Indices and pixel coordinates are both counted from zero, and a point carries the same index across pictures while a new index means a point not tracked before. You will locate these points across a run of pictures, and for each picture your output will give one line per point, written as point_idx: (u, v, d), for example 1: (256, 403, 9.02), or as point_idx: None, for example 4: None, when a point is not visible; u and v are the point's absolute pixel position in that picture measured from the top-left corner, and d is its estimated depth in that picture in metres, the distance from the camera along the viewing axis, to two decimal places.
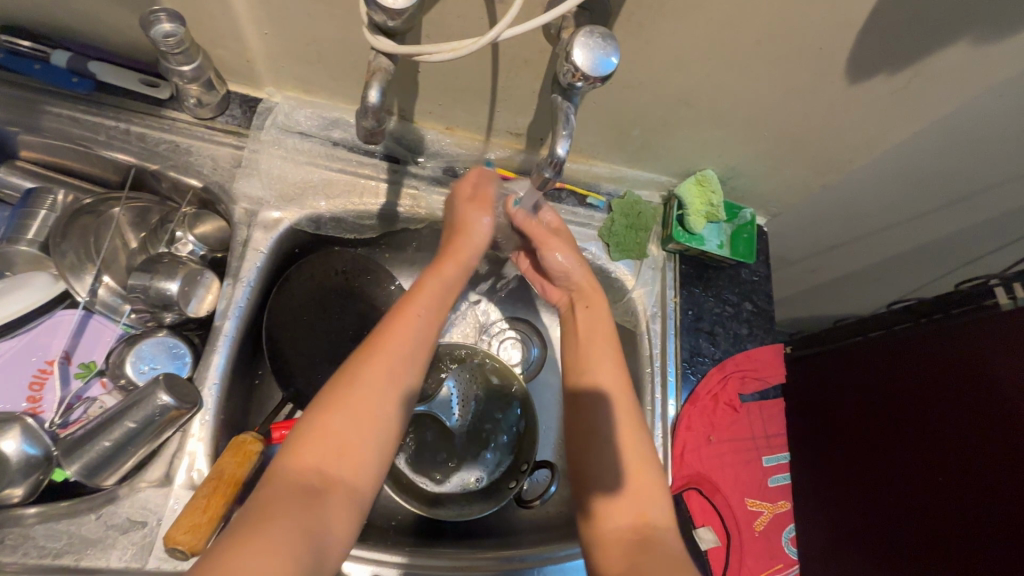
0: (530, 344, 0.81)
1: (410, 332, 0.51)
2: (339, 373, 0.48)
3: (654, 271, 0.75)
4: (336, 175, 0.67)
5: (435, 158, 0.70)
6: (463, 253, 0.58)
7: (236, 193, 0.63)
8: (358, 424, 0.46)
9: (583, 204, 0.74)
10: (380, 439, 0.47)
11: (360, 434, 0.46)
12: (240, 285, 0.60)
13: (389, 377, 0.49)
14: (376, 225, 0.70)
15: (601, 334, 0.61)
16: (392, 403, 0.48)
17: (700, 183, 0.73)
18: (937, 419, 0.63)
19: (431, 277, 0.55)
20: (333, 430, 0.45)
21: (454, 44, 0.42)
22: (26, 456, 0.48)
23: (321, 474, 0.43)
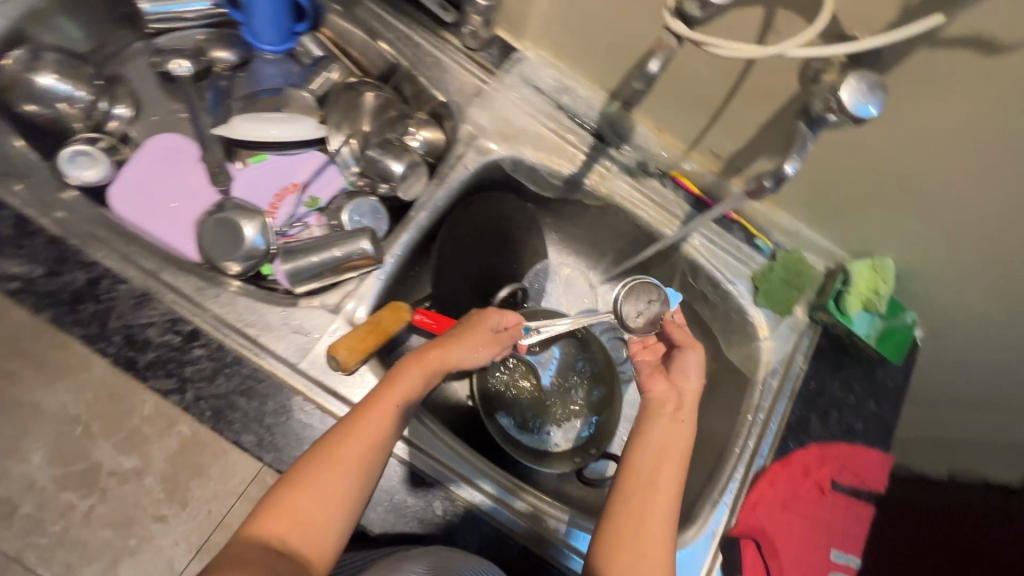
0: None
1: (395, 415, 0.53)
2: (320, 445, 0.51)
3: (791, 331, 0.75)
4: (547, 132, 0.74)
5: (635, 150, 0.75)
6: (446, 355, 0.59)
7: (468, 115, 0.73)
8: (332, 486, 0.49)
9: (748, 242, 0.77)
10: (346, 511, 0.50)
11: (328, 510, 0.49)
12: (442, 189, 0.70)
13: (365, 458, 0.50)
14: (559, 187, 0.77)
15: (668, 472, 0.54)
16: (355, 481, 0.50)
17: (874, 269, 0.72)
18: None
19: (408, 368, 0.56)
20: (302, 506, 0.48)
21: (739, 45, 0.46)
22: (252, 245, 0.60)
23: (281, 546, 0.46)
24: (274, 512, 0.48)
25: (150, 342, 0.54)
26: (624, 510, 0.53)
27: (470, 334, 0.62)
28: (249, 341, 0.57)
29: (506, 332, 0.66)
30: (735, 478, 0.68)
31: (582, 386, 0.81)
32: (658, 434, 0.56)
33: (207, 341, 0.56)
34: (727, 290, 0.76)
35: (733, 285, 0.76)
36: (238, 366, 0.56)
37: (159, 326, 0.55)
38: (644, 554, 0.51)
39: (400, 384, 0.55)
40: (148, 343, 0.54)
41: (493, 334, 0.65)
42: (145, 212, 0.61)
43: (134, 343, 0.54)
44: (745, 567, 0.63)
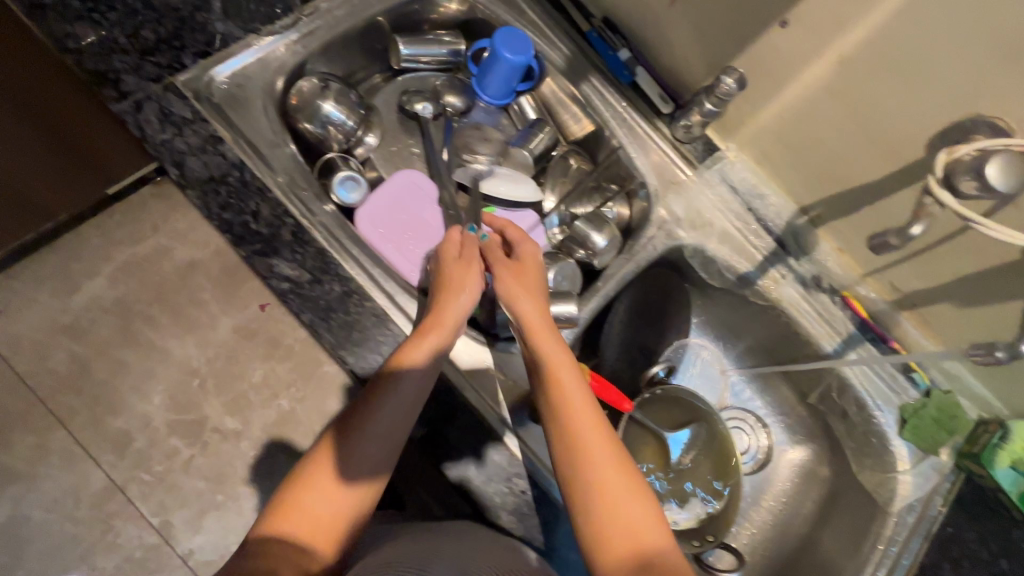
0: (754, 450, 0.89)
1: (397, 403, 0.56)
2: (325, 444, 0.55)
3: (934, 471, 0.76)
4: (732, 230, 0.79)
5: (812, 263, 0.78)
6: (444, 318, 0.58)
7: (664, 200, 0.78)
8: (339, 483, 0.53)
9: (905, 374, 0.78)
10: (351, 504, 0.53)
11: (332, 503, 0.53)
12: (631, 264, 0.75)
13: (360, 449, 0.54)
14: (729, 280, 0.81)
15: (600, 455, 0.54)
16: (358, 476, 0.54)
17: None
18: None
19: (413, 347, 0.57)
20: (312, 505, 0.52)
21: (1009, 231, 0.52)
22: None
23: (296, 542, 0.50)
24: (285, 515, 0.51)
25: None
26: (587, 486, 0.54)
27: (450, 280, 0.61)
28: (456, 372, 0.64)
29: (468, 251, 0.64)
30: None
31: (708, 470, 0.83)
32: (568, 430, 0.56)
33: None
34: (874, 415, 0.78)
35: (881, 413, 0.77)
36: None
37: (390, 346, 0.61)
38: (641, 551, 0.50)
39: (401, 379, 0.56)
40: None
41: (510, 265, 0.63)
42: (382, 237, 0.68)
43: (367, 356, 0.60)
44: None
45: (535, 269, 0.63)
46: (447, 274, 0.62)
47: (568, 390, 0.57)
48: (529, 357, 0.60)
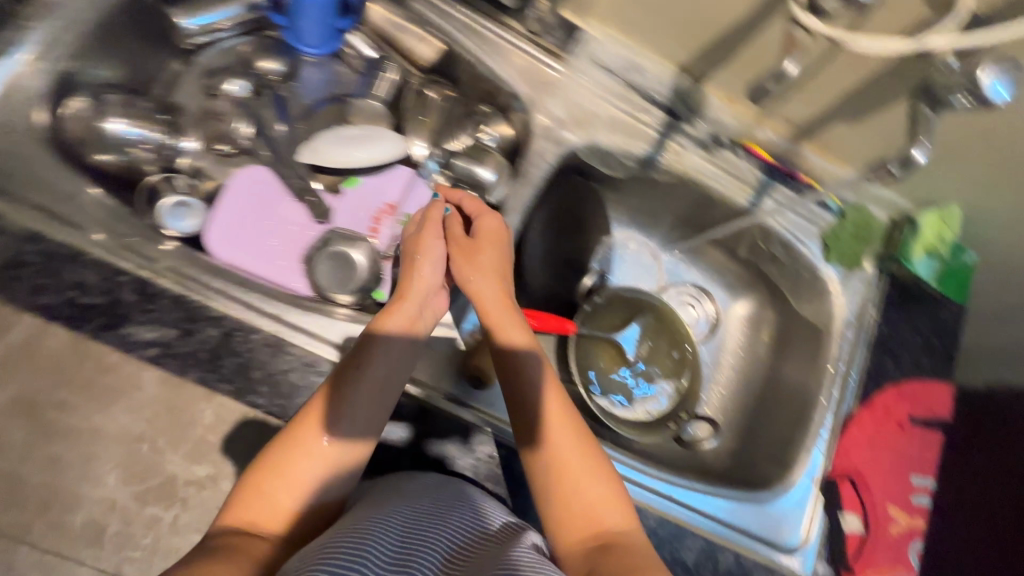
0: (703, 319, 0.91)
1: (360, 391, 0.52)
2: (285, 436, 0.51)
3: (862, 284, 0.79)
4: (620, 114, 0.73)
5: (708, 123, 0.75)
6: (410, 285, 0.58)
7: (540, 106, 0.71)
8: (297, 461, 0.50)
9: (819, 202, 0.78)
10: (315, 483, 0.50)
11: (290, 505, 0.49)
12: (529, 189, 0.70)
13: (323, 450, 0.50)
14: (632, 167, 0.77)
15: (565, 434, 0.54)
16: (313, 455, 0.50)
17: (940, 217, 0.75)
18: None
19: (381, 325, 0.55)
20: (257, 504, 0.48)
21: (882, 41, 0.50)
22: (364, 272, 0.60)
23: (249, 525, 0.47)
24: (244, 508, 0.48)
25: (296, 388, 0.56)
26: (556, 464, 0.53)
27: (420, 245, 0.59)
28: None
29: (431, 217, 0.61)
30: (823, 426, 0.75)
31: (666, 353, 0.85)
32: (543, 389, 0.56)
33: None
34: (799, 251, 0.80)
35: (805, 246, 0.79)
36: None
37: (301, 371, 0.56)
38: (571, 508, 0.51)
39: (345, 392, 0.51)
40: (294, 389, 0.56)
41: (462, 241, 0.59)
42: (249, 251, 0.59)
43: (280, 390, 0.55)
44: (843, 503, 0.71)
45: (495, 255, 0.59)
46: (411, 242, 0.60)
47: (525, 352, 0.57)
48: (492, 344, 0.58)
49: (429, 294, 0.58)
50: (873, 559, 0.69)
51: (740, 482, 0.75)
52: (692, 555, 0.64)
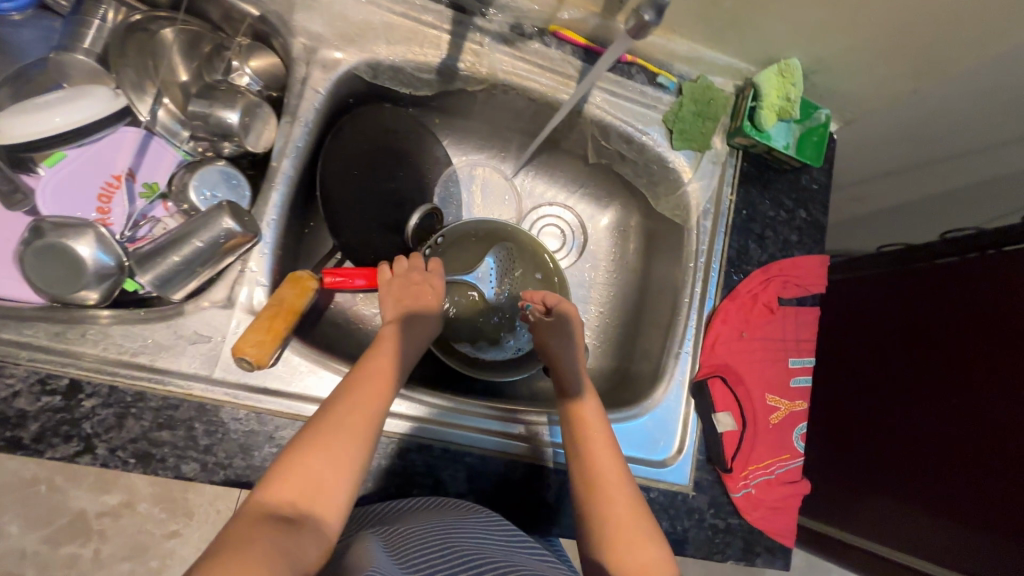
0: (571, 238, 0.84)
1: (384, 375, 0.52)
2: (331, 406, 0.48)
3: (715, 165, 0.72)
4: (397, 20, 0.62)
5: (504, 11, 0.64)
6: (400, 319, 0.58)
7: (294, 25, 0.59)
8: (345, 444, 0.46)
9: (652, 83, 0.70)
10: (359, 463, 0.46)
11: (347, 469, 0.45)
12: (299, 124, 0.59)
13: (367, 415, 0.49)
14: (434, 81, 0.67)
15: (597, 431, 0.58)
16: (364, 438, 0.47)
17: (781, 74, 0.67)
18: (915, 394, 0.74)
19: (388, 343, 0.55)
20: (315, 468, 0.44)
21: None
22: (100, 263, 0.50)
23: (295, 506, 0.42)
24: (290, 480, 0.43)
25: (27, 413, 0.47)
26: (602, 459, 0.56)
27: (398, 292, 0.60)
28: (143, 370, 0.50)
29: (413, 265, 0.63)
30: (690, 326, 0.69)
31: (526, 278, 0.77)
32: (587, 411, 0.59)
33: (93, 389, 0.48)
34: (642, 141, 0.71)
35: (647, 135, 0.71)
36: (143, 402, 0.49)
37: (28, 393, 0.47)
38: (617, 493, 0.54)
39: (389, 364, 0.53)
40: (25, 415, 0.47)
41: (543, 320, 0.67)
42: None
43: (5, 419, 0.46)
44: (717, 403, 0.66)
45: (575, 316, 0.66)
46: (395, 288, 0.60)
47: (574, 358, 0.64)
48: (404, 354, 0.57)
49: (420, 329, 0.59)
50: (756, 452, 0.66)
51: (615, 403, 0.70)
52: (553, 491, 0.60)
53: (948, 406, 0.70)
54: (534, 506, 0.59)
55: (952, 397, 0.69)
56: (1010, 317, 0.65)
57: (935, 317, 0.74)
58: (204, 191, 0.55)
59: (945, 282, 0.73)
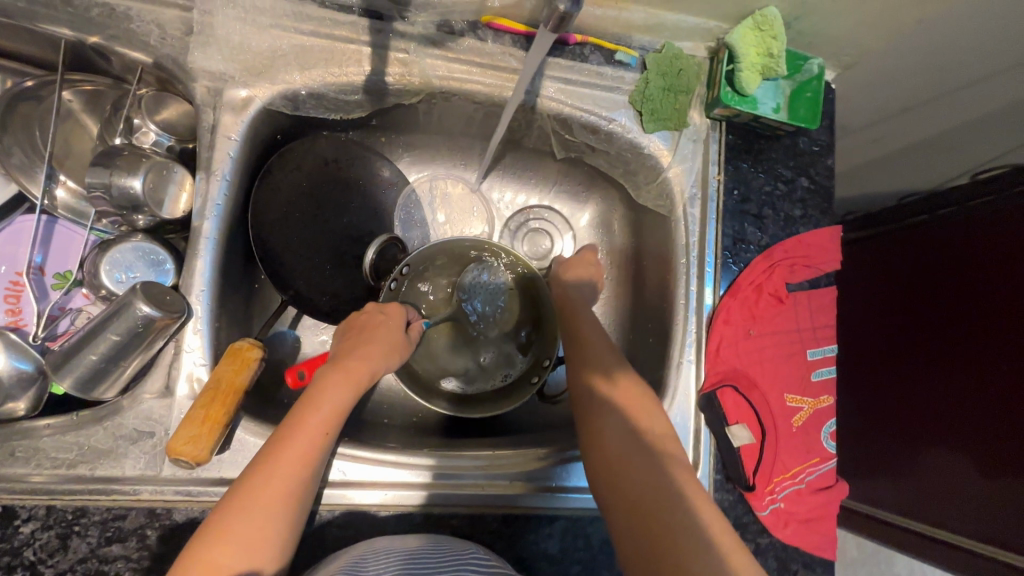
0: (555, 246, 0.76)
1: (315, 437, 0.46)
2: (255, 469, 0.44)
3: (696, 143, 0.64)
4: (309, 40, 0.55)
5: (425, 10, 0.56)
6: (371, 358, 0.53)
7: (194, 68, 0.53)
8: (256, 525, 0.42)
9: (610, 63, 0.61)
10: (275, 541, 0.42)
11: (267, 521, 0.42)
12: (216, 180, 0.52)
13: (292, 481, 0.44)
14: (364, 102, 0.59)
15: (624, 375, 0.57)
16: (282, 512, 0.43)
17: (758, 27, 0.58)
18: (941, 349, 0.68)
19: (331, 378, 0.50)
20: (229, 550, 0.40)
21: None
22: (18, 370, 0.47)
23: None
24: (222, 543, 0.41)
25: None
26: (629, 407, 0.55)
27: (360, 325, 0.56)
28: (84, 482, 0.46)
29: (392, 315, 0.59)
30: (690, 331, 0.62)
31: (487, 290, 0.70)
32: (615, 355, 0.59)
33: (30, 512, 0.44)
34: (609, 129, 0.62)
35: (614, 122, 0.62)
36: (86, 517, 0.45)
37: None
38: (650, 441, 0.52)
39: (327, 402, 0.48)
40: None
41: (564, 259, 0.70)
42: None
43: None
44: (729, 414, 0.59)
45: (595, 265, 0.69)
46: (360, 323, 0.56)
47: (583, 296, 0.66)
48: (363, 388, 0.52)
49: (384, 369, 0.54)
50: (780, 462, 0.59)
51: None
52: (555, 542, 0.54)
53: (981, 362, 0.63)
54: (535, 560, 0.54)
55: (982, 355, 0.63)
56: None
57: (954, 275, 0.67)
58: (115, 269, 0.49)
59: (963, 234, 0.67)
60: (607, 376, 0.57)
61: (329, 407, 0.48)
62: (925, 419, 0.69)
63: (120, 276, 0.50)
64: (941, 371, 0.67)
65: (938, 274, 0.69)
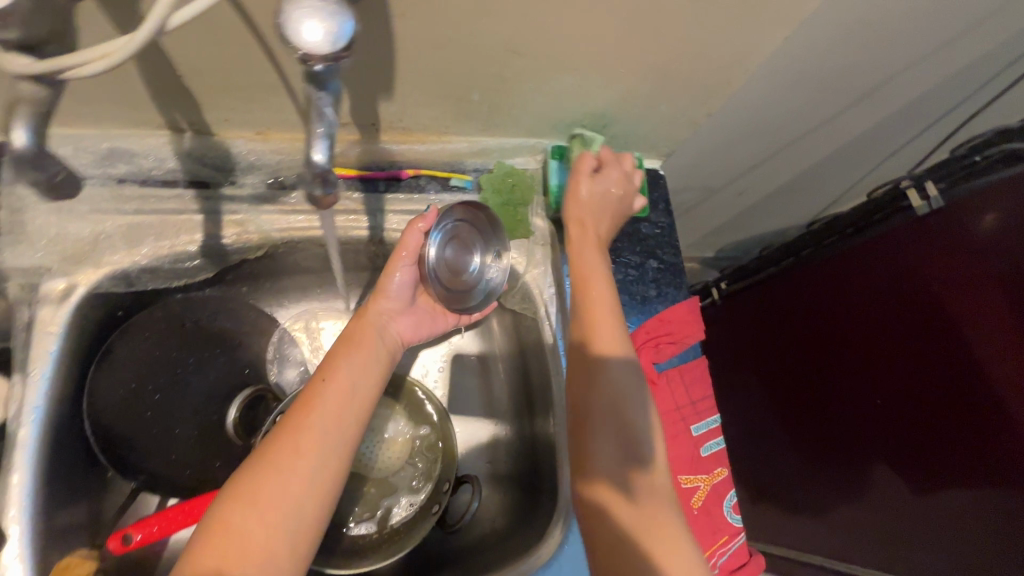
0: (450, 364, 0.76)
1: (334, 403, 0.48)
2: (270, 441, 0.46)
3: (545, 247, 0.67)
4: (133, 218, 0.55)
5: (253, 172, 0.58)
6: (376, 317, 0.56)
7: (6, 267, 0.51)
8: (274, 497, 0.42)
9: (448, 188, 0.64)
10: (292, 509, 0.43)
11: (287, 491, 0.43)
12: (33, 382, 0.49)
13: (314, 448, 0.45)
14: (206, 264, 0.59)
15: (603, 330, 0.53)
16: (303, 484, 0.44)
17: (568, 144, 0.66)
18: (866, 366, 0.80)
19: (346, 348, 0.53)
20: (241, 520, 0.41)
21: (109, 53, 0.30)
22: None
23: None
24: None
25: None
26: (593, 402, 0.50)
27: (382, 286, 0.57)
28: None
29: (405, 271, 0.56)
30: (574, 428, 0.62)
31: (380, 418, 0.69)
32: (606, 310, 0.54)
33: None
34: None
35: None
36: None
37: None
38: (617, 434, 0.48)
39: (339, 374, 0.50)
40: None
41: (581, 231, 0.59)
42: None
43: None
44: None
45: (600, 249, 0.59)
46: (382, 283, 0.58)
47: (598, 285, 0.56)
48: (371, 363, 0.53)
49: (388, 331, 0.57)
50: None
51: (523, 542, 0.60)
52: None
53: (904, 378, 0.75)
54: None
55: (889, 367, 0.77)
56: (943, 290, 0.68)
57: (864, 292, 0.79)
58: None
59: (851, 266, 0.80)
60: (625, 494, 0.46)
61: (341, 381, 0.50)
62: (854, 430, 0.83)
63: None
64: (877, 389, 0.79)
65: (841, 300, 0.83)
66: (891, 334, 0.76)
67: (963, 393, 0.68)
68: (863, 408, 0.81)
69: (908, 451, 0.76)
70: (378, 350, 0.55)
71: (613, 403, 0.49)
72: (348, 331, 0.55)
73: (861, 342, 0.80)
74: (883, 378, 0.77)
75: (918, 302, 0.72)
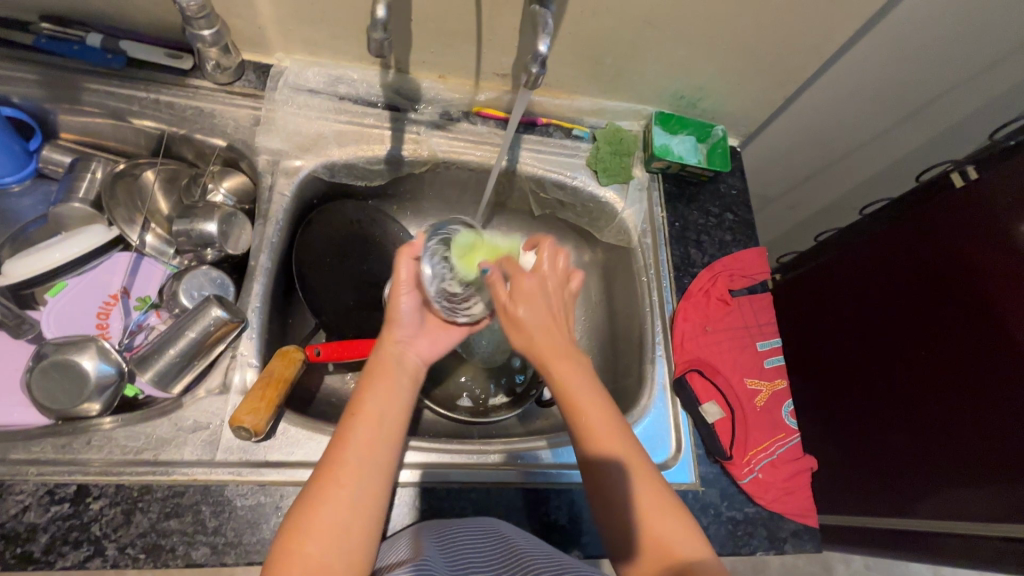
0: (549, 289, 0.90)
1: (373, 434, 0.48)
2: (316, 478, 0.46)
3: (641, 192, 0.82)
4: (345, 127, 0.74)
5: (432, 104, 0.77)
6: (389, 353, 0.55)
7: (258, 146, 0.70)
8: (331, 522, 0.43)
9: (569, 137, 0.82)
10: (346, 530, 0.43)
11: (341, 514, 0.44)
12: (271, 224, 0.67)
13: (354, 475, 0.45)
14: (384, 171, 0.77)
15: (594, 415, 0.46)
16: (348, 503, 0.44)
17: (664, 117, 0.82)
18: (908, 348, 0.82)
19: (378, 381, 0.52)
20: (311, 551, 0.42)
21: None
22: (102, 374, 0.55)
23: None
24: None
25: (37, 525, 0.48)
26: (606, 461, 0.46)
27: (392, 315, 0.57)
28: (148, 465, 0.52)
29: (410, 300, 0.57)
30: (658, 331, 0.75)
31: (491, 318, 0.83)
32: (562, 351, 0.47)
33: (100, 490, 0.50)
34: (573, 185, 0.81)
35: (576, 178, 0.81)
36: (149, 494, 0.51)
37: (38, 505, 0.49)
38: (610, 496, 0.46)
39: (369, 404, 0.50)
40: (35, 527, 0.48)
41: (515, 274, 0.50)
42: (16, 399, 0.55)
43: (16, 536, 0.48)
44: (698, 394, 0.69)
45: (546, 326, 0.47)
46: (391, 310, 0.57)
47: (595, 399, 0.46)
48: (403, 393, 0.53)
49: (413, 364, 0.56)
50: (751, 436, 0.68)
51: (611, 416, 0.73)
52: (564, 512, 0.61)
53: (957, 362, 0.75)
54: (547, 531, 0.60)
55: (937, 350, 0.77)
56: (1006, 321, 0.70)
57: (909, 274, 0.83)
58: (192, 289, 0.61)
59: (896, 248, 0.86)
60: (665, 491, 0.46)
61: (371, 411, 0.49)
62: (886, 412, 0.83)
63: (193, 291, 0.61)
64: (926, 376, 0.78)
65: (885, 284, 0.87)
66: (941, 316, 0.78)
67: (1012, 364, 0.68)
68: (906, 394, 0.81)
69: (950, 428, 0.75)
70: (406, 380, 0.54)
71: (605, 485, 0.46)
72: (367, 368, 0.54)
73: (908, 326, 0.82)
74: (919, 387, 0.79)
75: (965, 283, 0.76)
